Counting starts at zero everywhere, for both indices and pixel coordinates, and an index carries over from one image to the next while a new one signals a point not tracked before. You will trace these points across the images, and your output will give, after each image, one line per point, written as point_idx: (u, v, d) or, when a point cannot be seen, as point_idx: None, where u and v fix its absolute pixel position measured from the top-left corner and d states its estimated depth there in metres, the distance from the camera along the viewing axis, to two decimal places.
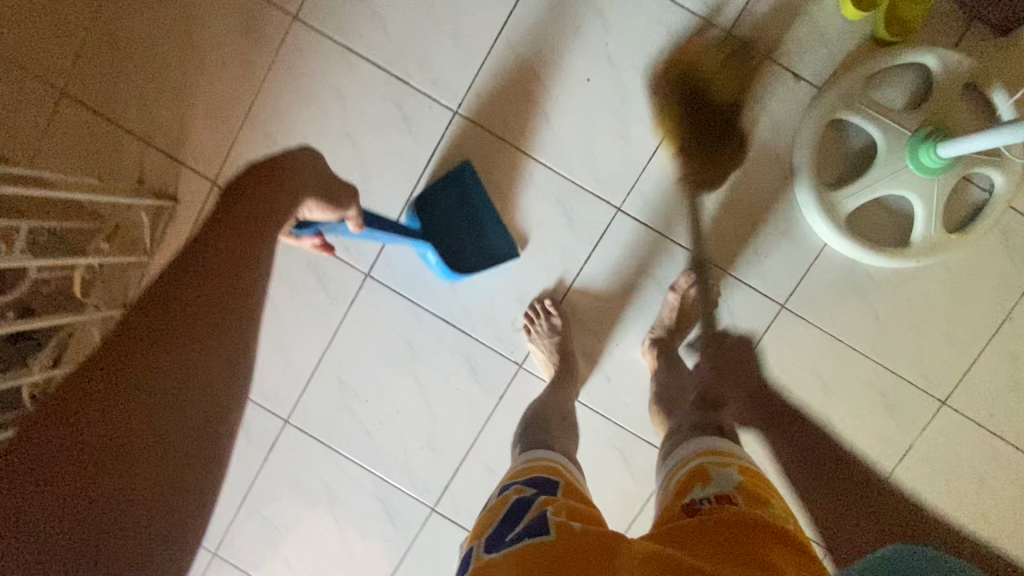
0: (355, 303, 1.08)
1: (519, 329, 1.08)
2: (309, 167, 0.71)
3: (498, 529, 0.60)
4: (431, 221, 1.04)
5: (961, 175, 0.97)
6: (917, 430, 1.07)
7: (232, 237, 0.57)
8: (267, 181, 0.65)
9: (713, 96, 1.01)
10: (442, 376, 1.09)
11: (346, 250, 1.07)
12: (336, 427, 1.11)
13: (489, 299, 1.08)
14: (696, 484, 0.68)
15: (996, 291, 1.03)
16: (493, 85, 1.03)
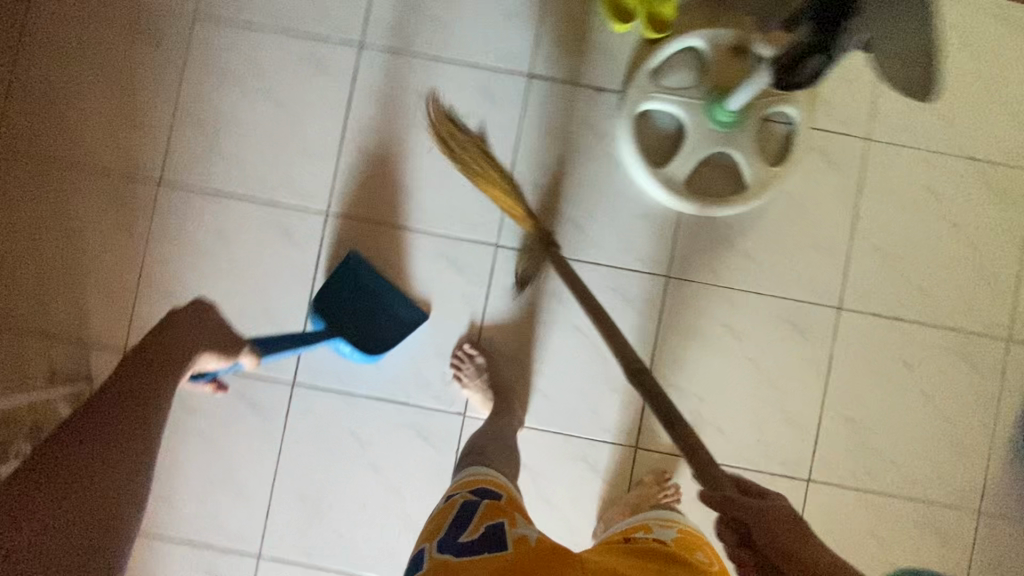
0: (290, 415, 1.11)
1: (450, 381, 1.13)
2: (208, 321, 0.81)
3: (454, 530, 0.74)
4: (334, 315, 1.09)
5: (760, 119, 1.12)
6: (831, 340, 1.15)
7: (140, 373, 0.69)
8: (172, 334, 0.76)
9: (538, 126, 1.15)
10: (395, 453, 1.11)
11: (267, 367, 1.11)
12: (310, 543, 1.10)
13: (414, 365, 1.14)
14: (640, 530, 0.92)
15: (838, 200, 1.16)
16: (353, 179, 1.14)
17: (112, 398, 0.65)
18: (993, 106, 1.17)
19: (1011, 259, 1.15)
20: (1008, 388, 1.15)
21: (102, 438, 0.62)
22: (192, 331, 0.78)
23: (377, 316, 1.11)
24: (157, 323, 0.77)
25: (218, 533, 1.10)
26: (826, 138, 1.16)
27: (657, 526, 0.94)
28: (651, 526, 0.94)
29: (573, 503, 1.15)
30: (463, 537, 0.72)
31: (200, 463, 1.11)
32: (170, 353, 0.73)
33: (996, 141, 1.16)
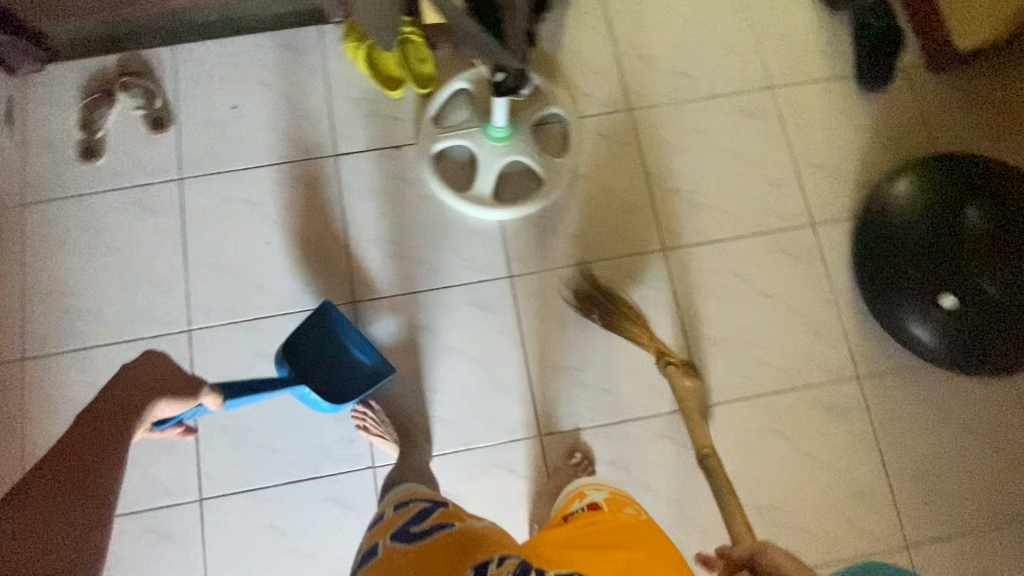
0: (208, 527, 1.13)
1: (349, 440, 1.18)
2: (161, 371, 0.82)
3: (406, 523, 0.80)
4: (306, 360, 1.14)
5: (534, 123, 1.31)
6: (668, 278, 1.28)
7: (95, 431, 0.72)
8: (130, 384, 0.79)
9: (356, 191, 1.30)
10: (319, 526, 1.14)
11: (172, 492, 1.14)
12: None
13: (312, 438, 1.18)
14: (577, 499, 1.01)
15: (626, 163, 1.32)
16: (206, 292, 1.25)
17: (71, 453, 0.68)
18: (719, 47, 1.38)
19: (785, 160, 1.33)
20: (827, 264, 1.30)
21: (67, 488, 0.65)
22: (143, 383, 0.80)
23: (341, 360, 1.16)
24: (118, 372, 0.80)
25: None
26: (597, 119, 1.33)
27: (590, 491, 1.01)
28: (585, 493, 1.02)
29: (501, 510, 1.18)
30: (415, 528, 0.78)
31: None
32: (122, 411, 0.75)
33: (733, 73, 1.36)
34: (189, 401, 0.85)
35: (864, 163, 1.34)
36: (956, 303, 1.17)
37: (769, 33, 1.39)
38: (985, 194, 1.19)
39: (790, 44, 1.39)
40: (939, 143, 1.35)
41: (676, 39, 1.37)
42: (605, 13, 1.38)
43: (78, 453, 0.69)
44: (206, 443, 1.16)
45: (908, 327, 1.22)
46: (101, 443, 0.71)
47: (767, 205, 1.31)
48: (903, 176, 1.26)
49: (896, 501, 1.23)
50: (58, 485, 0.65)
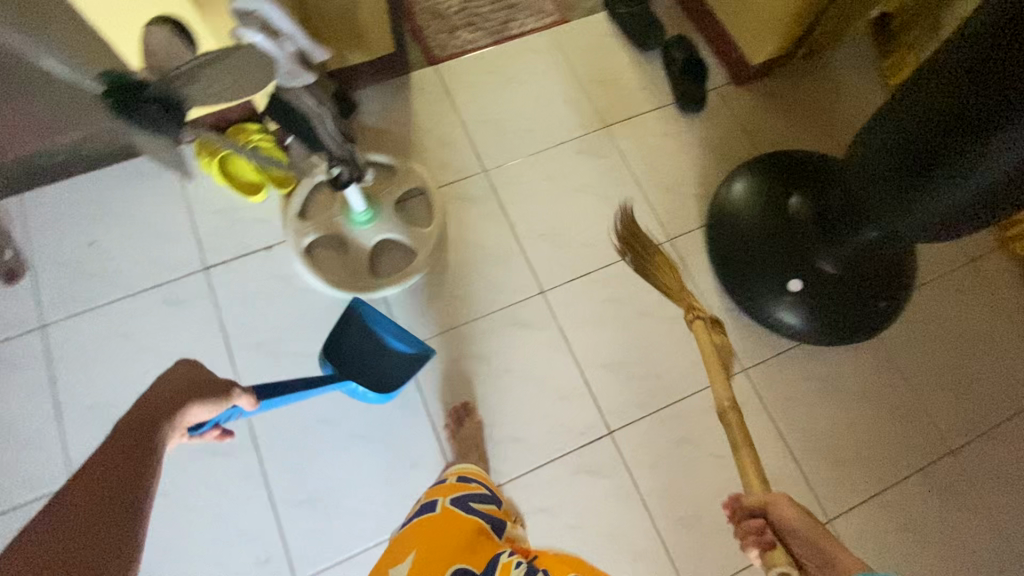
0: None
1: (264, 558, 1.15)
2: (195, 380, 0.79)
3: (462, 496, 0.99)
4: (344, 359, 1.22)
5: (395, 201, 1.37)
6: (552, 317, 1.34)
7: (123, 443, 0.66)
8: (170, 391, 0.76)
9: (232, 299, 1.29)
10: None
11: None
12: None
13: (224, 564, 1.15)
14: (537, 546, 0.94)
15: (490, 219, 1.40)
16: (87, 437, 1.19)
17: (115, 451, 0.65)
18: (553, 100, 1.52)
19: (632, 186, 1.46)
20: (691, 272, 1.41)
21: (101, 497, 0.60)
22: (171, 395, 0.76)
23: (376, 353, 1.23)
24: (154, 381, 0.77)
25: None
26: (456, 185, 1.42)
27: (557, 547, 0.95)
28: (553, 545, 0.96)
29: None
30: (470, 504, 0.97)
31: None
32: (151, 422, 0.71)
33: (570, 120, 1.50)
34: (222, 407, 0.80)
35: (701, 176, 1.48)
36: (808, 287, 1.28)
37: (595, 79, 1.55)
38: (809, 184, 1.32)
39: (614, 85, 1.54)
40: (759, 146, 1.51)
41: (513, 100, 1.51)
42: (444, 90, 1.50)
43: (110, 462, 0.63)
44: None
45: (776, 316, 1.31)
46: (134, 452, 0.66)
47: (626, 230, 1.42)
48: (739, 181, 1.39)
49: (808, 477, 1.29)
50: (92, 495, 0.60)
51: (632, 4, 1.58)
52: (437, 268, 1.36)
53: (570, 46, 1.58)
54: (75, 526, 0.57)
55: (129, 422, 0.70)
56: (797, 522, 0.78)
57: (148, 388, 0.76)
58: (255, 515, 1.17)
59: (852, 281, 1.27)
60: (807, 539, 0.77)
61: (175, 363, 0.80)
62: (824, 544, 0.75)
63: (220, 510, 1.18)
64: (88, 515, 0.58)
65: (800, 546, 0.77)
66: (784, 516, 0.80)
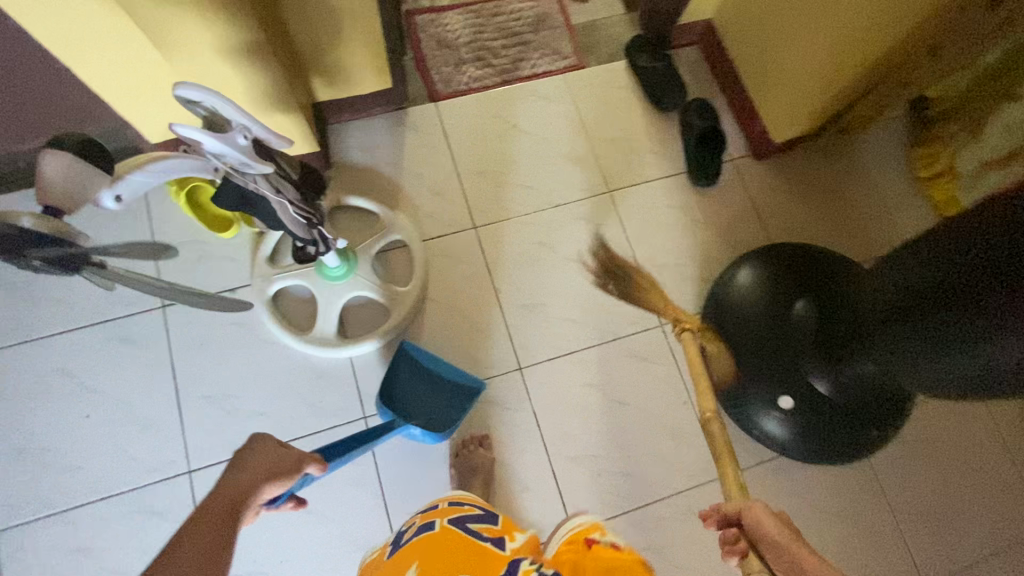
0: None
1: None
2: (276, 453, 0.75)
3: (462, 517, 0.88)
4: (402, 399, 1.13)
5: (375, 252, 1.26)
6: (528, 398, 1.25)
7: (197, 532, 0.64)
8: (250, 465, 0.73)
9: (187, 343, 1.19)
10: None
11: None
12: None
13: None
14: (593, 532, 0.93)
15: (476, 282, 1.30)
16: (16, 484, 1.10)
17: (193, 538, 0.63)
18: (557, 156, 1.41)
19: (631, 262, 1.36)
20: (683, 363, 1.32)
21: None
22: (248, 470, 0.72)
23: (432, 389, 1.15)
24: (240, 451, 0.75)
25: None
26: (444, 240, 1.32)
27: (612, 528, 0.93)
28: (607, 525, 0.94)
29: None
30: (470, 524, 0.87)
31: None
32: (225, 505, 0.68)
33: (574, 181, 1.40)
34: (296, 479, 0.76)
35: (705, 258, 1.39)
36: (791, 402, 1.21)
37: (606, 138, 1.44)
38: (816, 290, 1.22)
39: (624, 146, 1.44)
40: (772, 234, 1.41)
41: (515, 151, 1.40)
42: (444, 133, 1.39)
43: (182, 555, 0.61)
44: None
45: (756, 423, 1.25)
46: (205, 542, 0.63)
47: (617, 310, 1.33)
48: (746, 270, 1.30)
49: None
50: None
51: (656, 59, 1.46)
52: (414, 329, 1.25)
53: (585, 97, 1.46)
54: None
55: (208, 506, 0.67)
56: (768, 523, 0.73)
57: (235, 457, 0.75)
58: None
59: (839, 405, 1.19)
60: (772, 542, 0.71)
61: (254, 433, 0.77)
62: (783, 541, 0.70)
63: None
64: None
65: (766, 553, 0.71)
66: (756, 520, 0.75)
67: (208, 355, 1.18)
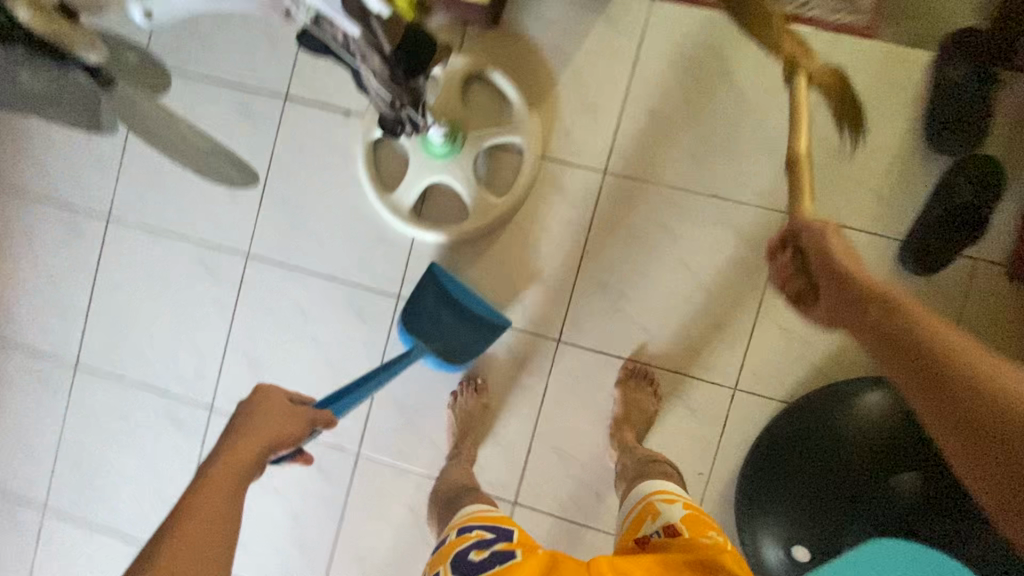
0: (74, 391, 1.26)
1: (200, 375, 1.22)
2: (282, 415, 0.73)
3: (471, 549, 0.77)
4: (424, 326, 1.09)
5: (486, 147, 1.12)
6: (548, 372, 1.14)
7: (202, 506, 0.60)
8: (255, 425, 0.70)
9: (290, 141, 1.18)
10: (153, 435, 1.23)
11: (56, 348, 1.26)
12: (83, 505, 1.25)
13: (172, 358, 1.23)
14: (648, 519, 0.85)
15: (568, 232, 1.14)
16: (129, 185, 1.23)
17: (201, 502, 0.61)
18: (748, 139, 1.08)
19: (749, 307, 1.10)
20: (724, 440, 1.12)
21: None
22: (254, 431, 0.69)
23: (460, 321, 1.10)
24: (239, 411, 0.72)
25: (15, 484, 1.27)
26: (563, 170, 1.14)
27: (664, 504, 0.86)
28: (657, 507, 0.85)
29: (301, 498, 1.22)
30: (480, 553, 0.76)
31: (7, 431, 1.28)
32: (234, 470, 0.65)
33: (748, 179, 1.09)
34: (302, 438, 0.74)
35: (838, 351, 1.08)
36: (810, 555, 1.00)
37: (827, 146, 1.06)
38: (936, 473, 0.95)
39: (842, 170, 1.06)
40: None
41: (703, 108, 1.09)
42: (637, 47, 1.11)
43: (190, 533, 0.58)
44: (93, 322, 1.25)
45: (758, 543, 1.04)
46: (214, 510, 0.61)
47: (696, 346, 1.11)
48: (887, 396, 1.00)
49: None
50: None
51: (980, 78, 0.96)
52: (481, 243, 1.15)
53: (839, 81, 1.05)
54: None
55: (214, 471, 0.64)
56: (832, 238, 0.67)
57: (233, 417, 0.72)
58: (212, 342, 1.21)
59: None
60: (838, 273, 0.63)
61: (258, 389, 0.75)
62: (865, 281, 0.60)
63: (188, 313, 1.22)
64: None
65: (868, 328, 0.56)
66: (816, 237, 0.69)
67: (302, 161, 1.18)
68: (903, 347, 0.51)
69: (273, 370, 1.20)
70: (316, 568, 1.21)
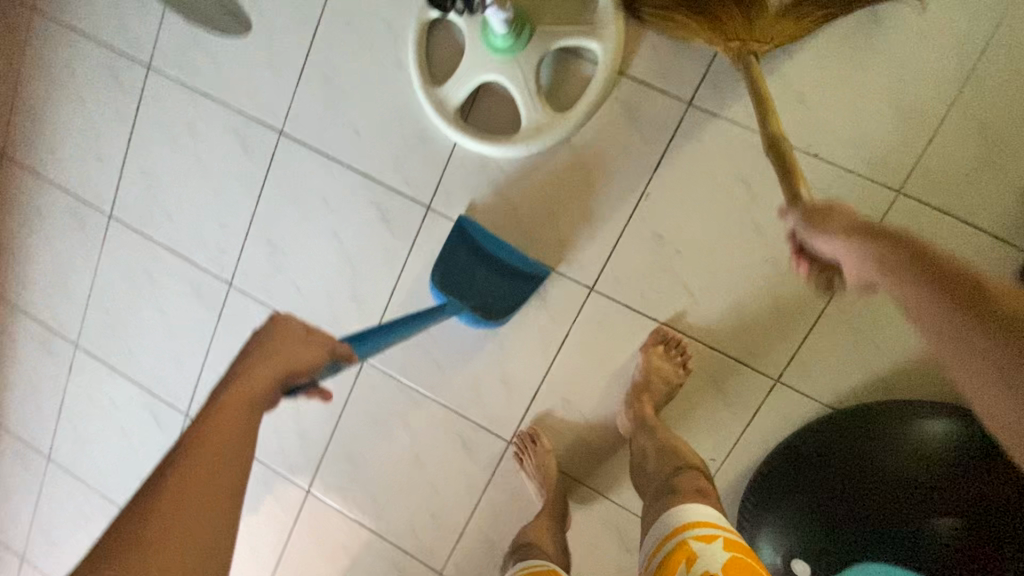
0: (107, 242, 1.27)
1: (222, 251, 1.19)
2: (304, 334, 0.63)
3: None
4: (458, 281, 1.02)
5: (555, 50, 0.95)
6: (573, 321, 1.04)
7: (202, 450, 0.53)
8: (275, 345, 0.61)
9: (339, 10, 1.04)
10: (174, 298, 1.24)
11: (92, 195, 1.26)
12: (108, 350, 1.31)
13: (198, 228, 1.20)
14: (682, 562, 0.79)
15: (628, 170, 0.98)
16: (171, 35, 1.15)
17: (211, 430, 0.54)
18: (880, 93, 0.88)
19: (819, 295, 0.94)
20: (749, 435, 1.00)
21: (181, 531, 0.49)
22: (272, 355, 0.60)
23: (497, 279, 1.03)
24: (261, 327, 0.63)
25: (52, 317, 1.34)
26: (639, 96, 0.96)
27: (699, 543, 0.79)
28: (692, 547, 0.79)
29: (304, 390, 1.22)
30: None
31: (47, 265, 1.32)
32: (245, 402, 0.57)
33: (865, 142, 0.89)
34: (320, 372, 0.63)
35: (911, 364, 0.91)
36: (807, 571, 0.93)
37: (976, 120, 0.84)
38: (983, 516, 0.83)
39: (985, 151, 0.86)
40: None
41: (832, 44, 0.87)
42: None
43: (197, 464, 0.52)
44: (127, 176, 1.23)
45: (756, 546, 0.97)
46: (221, 450, 0.53)
47: (744, 325, 0.98)
48: (952, 429, 0.86)
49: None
50: (166, 529, 0.49)
51: None
52: (528, 165, 1.02)
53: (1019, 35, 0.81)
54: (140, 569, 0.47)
55: (224, 400, 0.56)
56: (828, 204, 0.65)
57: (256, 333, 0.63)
58: (237, 219, 1.17)
59: None
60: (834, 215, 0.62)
61: (272, 312, 0.64)
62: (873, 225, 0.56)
63: (217, 185, 1.17)
64: (155, 557, 0.48)
65: (906, 265, 0.50)
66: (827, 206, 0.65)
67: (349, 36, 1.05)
68: (945, 286, 0.46)
69: (292, 259, 1.16)
70: (308, 457, 1.24)
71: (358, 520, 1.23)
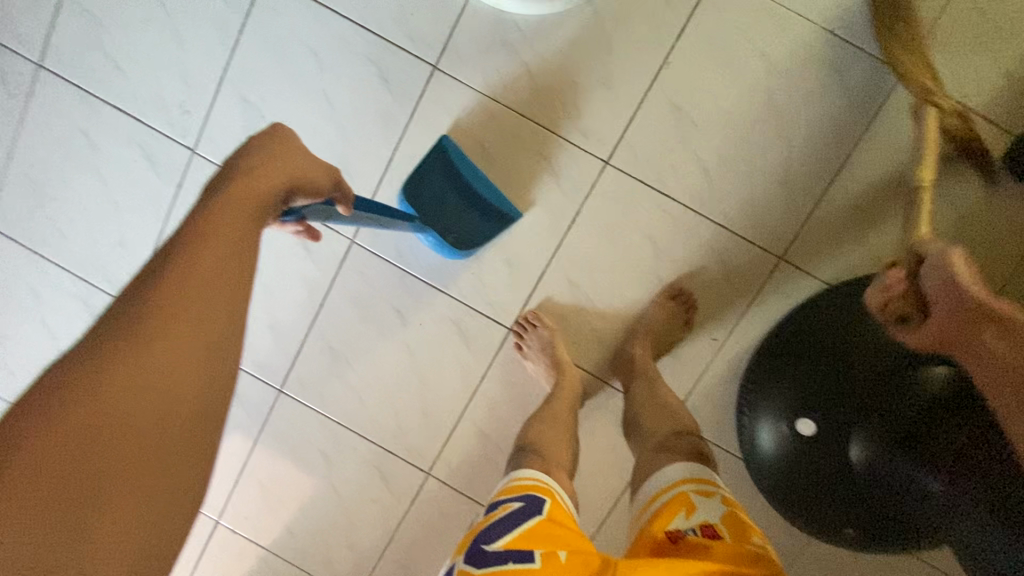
0: (34, 96, 1.06)
1: (186, 110, 1.04)
2: (311, 157, 0.66)
3: (490, 529, 0.72)
4: (425, 200, 0.99)
5: None
6: (583, 197, 1.01)
7: (180, 315, 0.44)
8: (290, 152, 0.63)
9: None
10: (122, 168, 1.07)
11: (14, 36, 1.04)
12: (31, 228, 1.11)
13: (155, 82, 1.04)
14: (680, 511, 0.74)
15: (651, 36, 0.96)
16: None
17: (227, 230, 0.50)
18: None
19: (823, 173, 0.97)
20: (749, 313, 1.02)
21: (189, 336, 0.44)
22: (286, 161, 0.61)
23: (463, 205, 1.00)
24: (268, 131, 0.65)
25: None
26: None
27: (698, 498, 0.74)
28: (692, 501, 0.74)
29: (280, 277, 1.10)
30: (490, 544, 0.70)
31: None
32: (259, 198, 0.55)
33: (872, 21, 0.93)
34: (320, 202, 0.67)
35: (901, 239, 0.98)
36: (815, 433, 0.92)
37: (969, 7, 0.92)
38: None
39: (976, 35, 0.92)
40: (1014, 282, 0.97)
41: None
42: None
43: (218, 246, 0.49)
44: (64, 15, 1.03)
45: (755, 425, 0.97)
46: (239, 240, 0.50)
47: (753, 203, 0.99)
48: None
49: (609, 548, 1.12)
50: (181, 327, 0.44)
51: None
52: (547, 27, 0.97)
53: None
54: (121, 421, 0.39)
55: (237, 187, 0.55)
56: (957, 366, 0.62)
57: (253, 139, 0.64)
58: (205, 72, 1.02)
59: (854, 489, 0.90)
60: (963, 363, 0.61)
61: (277, 126, 0.66)
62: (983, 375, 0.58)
63: (182, 31, 1.02)
64: (137, 400, 0.40)
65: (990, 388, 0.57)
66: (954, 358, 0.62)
67: None
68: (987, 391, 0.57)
69: (271, 122, 1.03)
70: (282, 352, 1.12)
71: (338, 421, 1.13)
